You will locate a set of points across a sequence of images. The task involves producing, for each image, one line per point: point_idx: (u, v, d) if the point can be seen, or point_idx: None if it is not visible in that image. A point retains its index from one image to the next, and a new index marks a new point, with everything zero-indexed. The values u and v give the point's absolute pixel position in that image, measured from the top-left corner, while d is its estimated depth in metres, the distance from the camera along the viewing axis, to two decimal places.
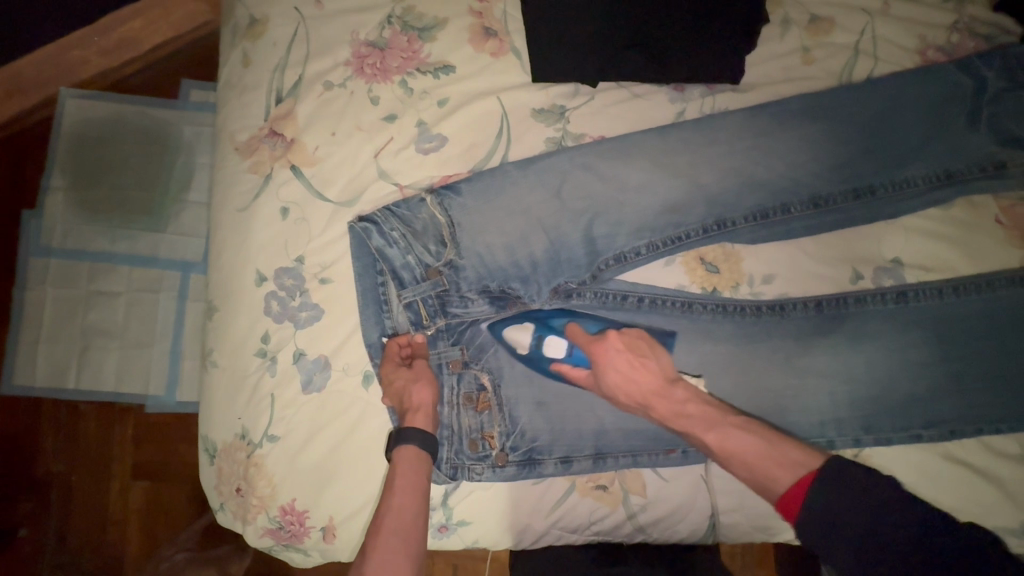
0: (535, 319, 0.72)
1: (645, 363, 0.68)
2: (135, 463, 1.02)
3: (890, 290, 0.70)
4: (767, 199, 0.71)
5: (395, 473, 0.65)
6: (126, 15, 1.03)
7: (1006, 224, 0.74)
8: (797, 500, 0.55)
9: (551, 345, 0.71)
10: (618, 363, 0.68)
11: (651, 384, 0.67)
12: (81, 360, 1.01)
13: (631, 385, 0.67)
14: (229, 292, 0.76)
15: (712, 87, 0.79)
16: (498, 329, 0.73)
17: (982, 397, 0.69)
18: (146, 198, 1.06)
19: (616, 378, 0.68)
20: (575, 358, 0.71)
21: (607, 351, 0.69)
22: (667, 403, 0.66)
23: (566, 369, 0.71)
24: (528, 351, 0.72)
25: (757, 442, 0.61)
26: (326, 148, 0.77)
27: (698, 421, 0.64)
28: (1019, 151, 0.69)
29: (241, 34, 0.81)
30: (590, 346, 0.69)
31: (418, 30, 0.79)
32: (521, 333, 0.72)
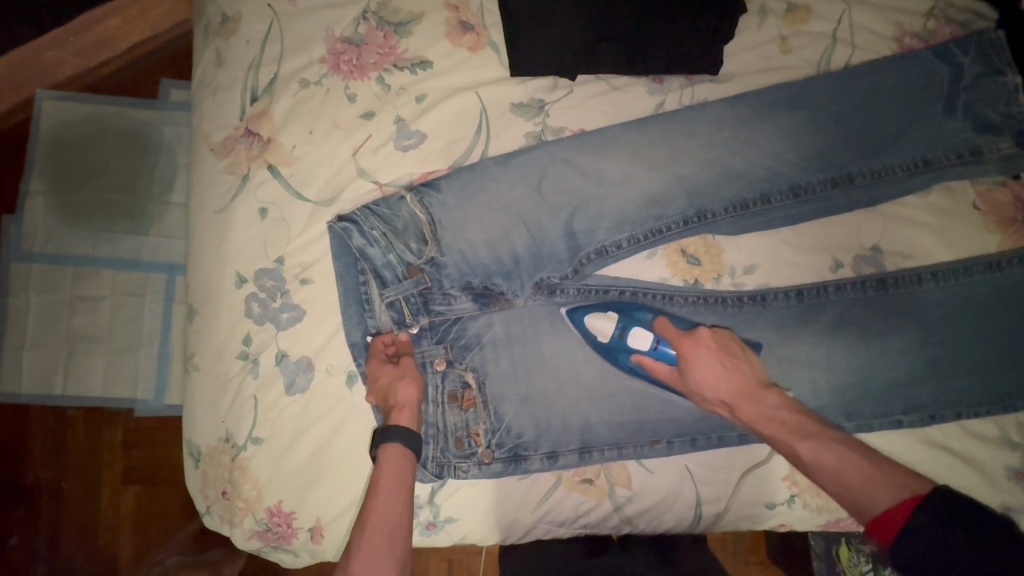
0: (619, 310, 0.71)
1: (737, 364, 0.67)
2: (126, 468, 1.01)
3: (869, 278, 0.71)
4: (747, 190, 0.71)
5: (383, 471, 0.65)
6: (102, 15, 1.02)
7: (983, 209, 0.75)
8: (896, 520, 0.53)
9: (637, 337, 0.69)
10: (710, 361, 0.66)
11: (742, 385, 0.65)
12: (67, 366, 1.00)
13: (721, 384, 0.65)
14: (209, 295, 0.76)
15: (691, 78, 0.79)
16: (578, 317, 0.73)
17: (961, 381, 0.70)
18: (127, 200, 1.04)
19: (703, 376, 0.66)
20: (659, 353, 0.69)
21: (700, 349, 0.67)
22: (756, 407, 0.64)
23: (648, 362, 0.69)
24: (608, 340, 0.71)
25: (855, 458, 0.59)
26: (303, 147, 0.76)
27: (791, 429, 0.62)
28: (994, 137, 0.69)
29: (213, 32, 0.80)
30: (681, 342, 0.68)
31: (394, 26, 0.78)
32: (605, 321, 0.70)
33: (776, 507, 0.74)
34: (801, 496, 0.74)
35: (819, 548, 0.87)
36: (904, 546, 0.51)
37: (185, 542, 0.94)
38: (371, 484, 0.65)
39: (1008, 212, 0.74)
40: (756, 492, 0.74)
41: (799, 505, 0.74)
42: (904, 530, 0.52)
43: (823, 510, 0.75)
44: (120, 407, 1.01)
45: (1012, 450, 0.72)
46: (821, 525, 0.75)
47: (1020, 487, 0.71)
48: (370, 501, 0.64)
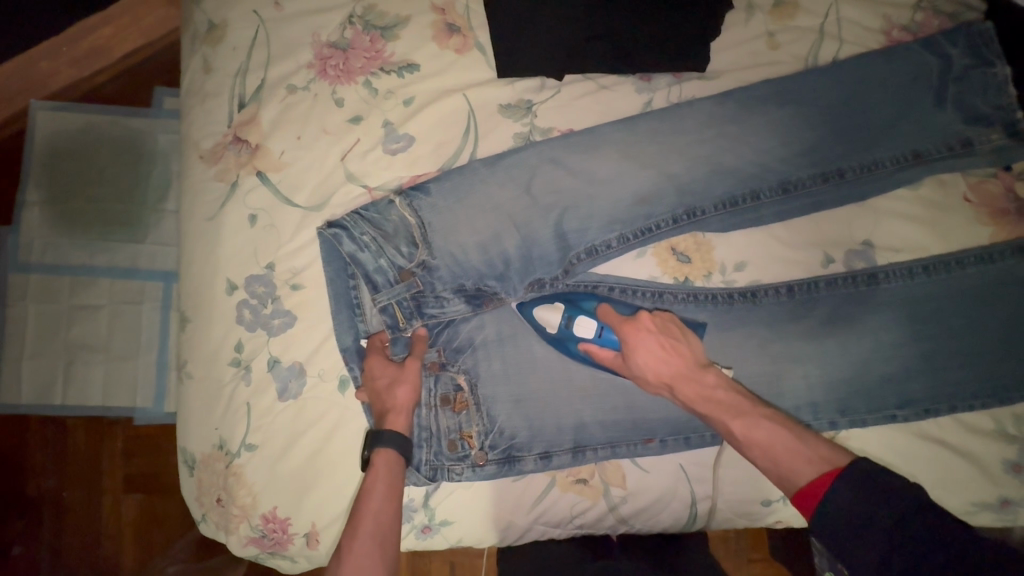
0: (566, 301, 0.72)
1: (677, 346, 0.66)
2: (127, 476, 1.01)
3: (860, 273, 0.71)
4: (737, 186, 0.71)
5: (372, 478, 0.65)
6: (95, 24, 1.02)
7: (974, 201, 0.75)
8: (815, 493, 0.53)
9: (582, 325, 0.69)
10: (648, 343, 0.66)
11: (681, 365, 0.65)
12: (66, 376, 1.00)
13: (660, 365, 0.65)
14: (200, 302, 0.75)
15: (679, 75, 0.79)
16: (528, 310, 0.72)
17: (957, 375, 0.70)
18: (123, 209, 1.04)
19: (643, 358, 0.65)
20: (605, 340, 0.69)
21: (639, 332, 0.66)
22: (695, 388, 0.64)
23: (594, 349, 0.70)
24: (557, 330, 0.71)
25: (784, 434, 0.59)
26: (292, 152, 0.76)
27: (727, 409, 0.62)
28: (984, 128, 0.69)
29: (200, 39, 0.80)
30: (622, 326, 0.67)
31: (381, 29, 0.78)
32: (552, 313, 0.71)
33: (772, 504, 0.73)
34: None
35: None
36: (829, 516, 0.51)
37: (188, 549, 0.93)
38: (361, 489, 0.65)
39: (1000, 204, 0.74)
40: (751, 489, 0.74)
41: (795, 501, 0.74)
42: (826, 500, 0.52)
43: None
44: (119, 416, 1.01)
45: (1009, 442, 0.72)
46: None
47: (1016, 479, 0.71)
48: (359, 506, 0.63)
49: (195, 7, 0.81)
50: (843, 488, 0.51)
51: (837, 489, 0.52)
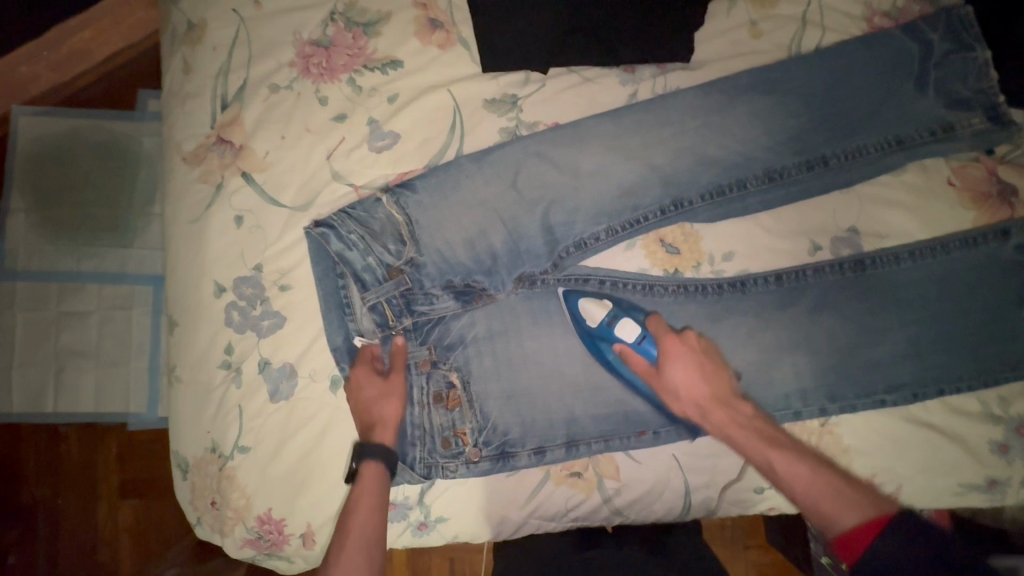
0: (617, 301, 0.74)
1: (716, 371, 0.70)
2: (122, 481, 1.00)
3: (846, 259, 0.71)
4: (722, 176, 0.71)
5: (362, 489, 0.66)
6: (73, 26, 0.99)
7: (958, 185, 0.75)
8: (861, 540, 0.53)
9: (623, 327, 0.72)
10: (688, 364, 0.70)
11: (718, 391, 0.69)
12: (57, 383, 0.99)
13: (697, 386, 0.69)
14: (188, 305, 0.75)
15: (662, 67, 0.79)
16: (572, 300, 0.74)
17: (943, 359, 0.71)
18: (109, 213, 1.03)
19: (679, 378, 0.70)
20: (643, 348, 0.72)
21: (680, 351, 0.71)
22: (728, 414, 0.68)
23: (629, 354, 0.72)
24: (596, 325, 0.73)
25: (821, 470, 0.61)
26: (276, 152, 0.76)
27: (762, 436, 0.65)
28: (966, 113, 0.69)
29: (180, 40, 0.79)
30: (664, 338, 0.71)
31: (363, 26, 0.78)
32: (597, 307, 0.73)
33: (764, 491, 0.74)
34: None
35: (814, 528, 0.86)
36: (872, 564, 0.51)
37: (187, 552, 0.92)
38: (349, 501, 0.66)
39: (983, 188, 0.75)
40: (743, 477, 0.74)
41: None
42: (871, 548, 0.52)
43: None
44: (113, 422, 1.00)
45: (995, 423, 0.73)
46: None
47: (1003, 460, 0.72)
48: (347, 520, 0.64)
49: (173, 7, 0.80)
50: (894, 541, 0.50)
51: (885, 537, 0.51)
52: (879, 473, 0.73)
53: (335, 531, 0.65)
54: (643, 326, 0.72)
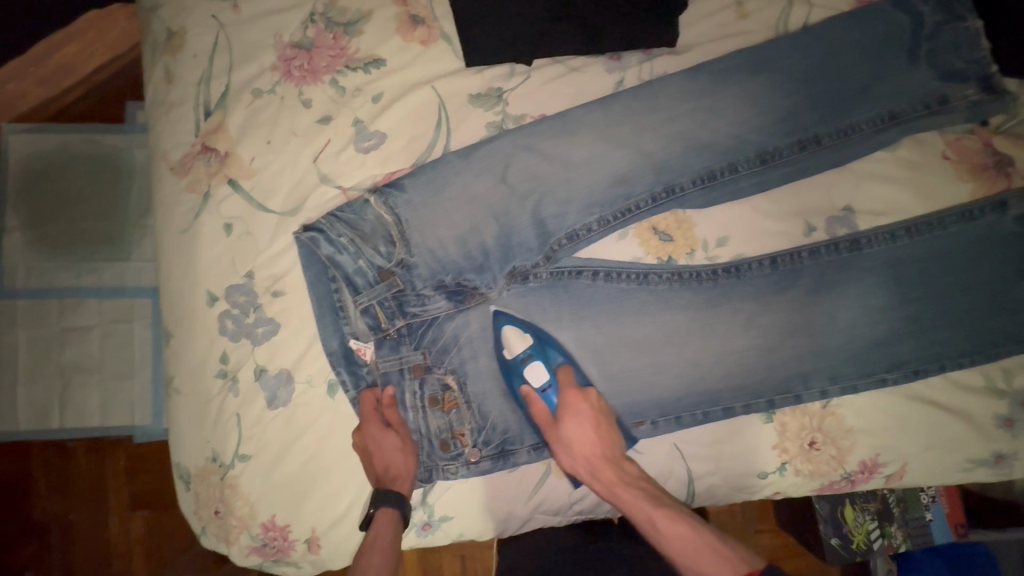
0: (535, 338, 0.72)
1: (609, 431, 0.70)
2: (134, 494, 1.01)
3: (842, 239, 0.70)
4: (714, 160, 0.70)
5: (376, 532, 0.66)
6: (60, 39, 0.95)
7: (953, 158, 0.74)
8: None
9: (534, 369, 0.70)
10: (585, 421, 0.69)
11: (609, 451, 0.69)
12: (62, 399, 0.99)
13: (590, 445, 0.69)
14: (182, 316, 0.75)
15: (649, 52, 0.78)
16: (499, 322, 0.73)
17: (943, 335, 0.70)
18: (105, 226, 1.03)
19: (574, 434, 0.69)
20: (548, 396, 0.70)
21: (578, 409, 0.69)
22: (617, 475, 0.68)
23: (534, 399, 0.70)
24: (511, 359, 0.71)
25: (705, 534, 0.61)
26: (262, 158, 0.75)
27: (648, 497, 0.66)
28: (960, 84, 0.68)
29: (160, 49, 0.78)
30: (569, 390, 0.70)
31: (344, 26, 0.77)
32: (518, 340, 0.71)
33: (768, 476, 0.73)
34: (793, 462, 0.73)
35: (824, 512, 0.87)
36: None
37: None
38: (362, 547, 0.65)
39: (979, 159, 0.73)
40: (748, 462, 0.74)
41: (792, 472, 0.73)
42: None
43: (816, 475, 0.73)
44: (120, 435, 1.01)
45: (999, 397, 0.72)
46: (815, 490, 0.75)
47: (1009, 434, 0.71)
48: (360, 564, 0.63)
49: (151, 15, 0.79)
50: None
51: None
52: (883, 453, 0.73)
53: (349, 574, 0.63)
54: (553, 372, 0.71)
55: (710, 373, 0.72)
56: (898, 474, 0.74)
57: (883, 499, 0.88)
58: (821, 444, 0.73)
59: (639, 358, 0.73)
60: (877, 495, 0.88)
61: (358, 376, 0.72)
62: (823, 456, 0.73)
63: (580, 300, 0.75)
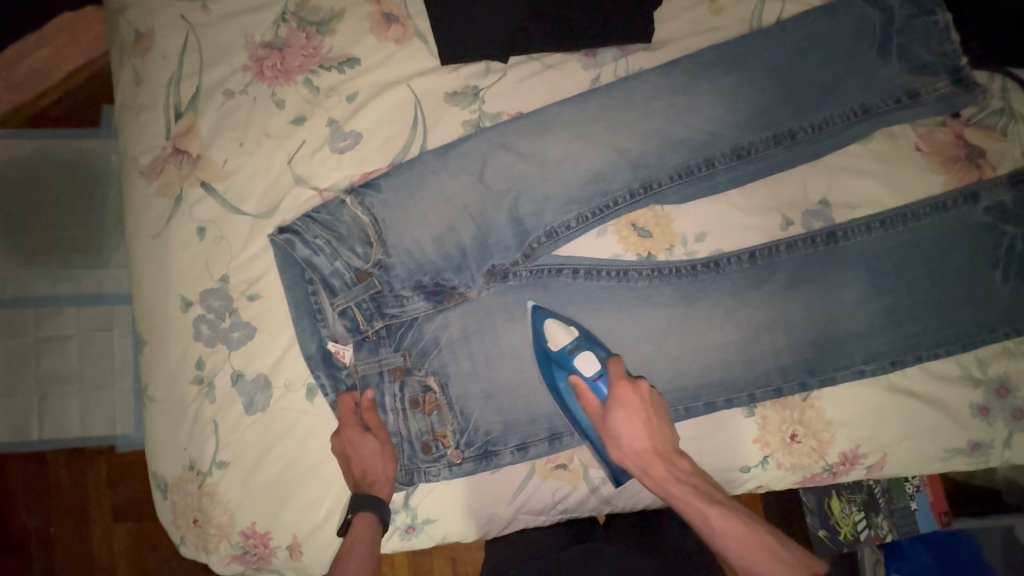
0: (581, 330, 0.70)
1: (661, 424, 0.67)
2: (116, 506, 0.99)
3: (819, 233, 0.71)
4: (690, 156, 0.70)
5: (355, 537, 0.65)
6: (28, 45, 0.90)
7: (926, 150, 0.75)
8: None
9: (584, 359, 0.68)
10: (636, 413, 0.66)
11: (661, 445, 0.67)
12: (40, 411, 0.97)
13: (641, 439, 0.66)
14: (156, 322, 0.73)
15: (624, 49, 0.77)
16: (540, 316, 0.71)
17: (919, 326, 0.70)
18: (80, 232, 1.01)
19: (624, 427, 0.66)
20: (597, 386, 0.68)
21: (629, 402, 0.66)
22: (670, 470, 0.66)
23: (582, 389, 0.68)
24: (558, 349, 0.69)
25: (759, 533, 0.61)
26: (235, 160, 0.74)
27: (701, 494, 0.64)
28: (930, 77, 0.69)
29: (128, 51, 0.76)
30: (619, 382, 0.67)
31: (316, 25, 0.76)
32: (563, 332, 0.69)
33: (750, 470, 0.73)
34: (774, 456, 0.73)
35: (810, 504, 0.93)
36: None
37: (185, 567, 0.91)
38: (339, 550, 0.65)
39: (951, 151, 0.74)
40: (730, 457, 0.74)
41: (773, 465, 0.74)
42: None
43: (798, 468, 0.73)
44: (100, 446, 0.99)
45: (975, 386, 0.73)
46: (798, 483, 0.75)
47: (985, 422, 0.72)
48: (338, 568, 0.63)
49: (119, 16, 0.77)
50: None
51: None
52: (863, 444, 0.73)
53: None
54: (602, 364, 0.69)
55: (690, 369, 0.72)
56: (879, 464, 0.74)
57: (869, 490, 0.89)
58: (802, 437, 0.73)
59: (620, 355, 0.73)
60: (863, 487, 0.89)
61: (338, 379, 0.72)
62: (804, 449, 0.73)
63: (560, 298, 0.74)
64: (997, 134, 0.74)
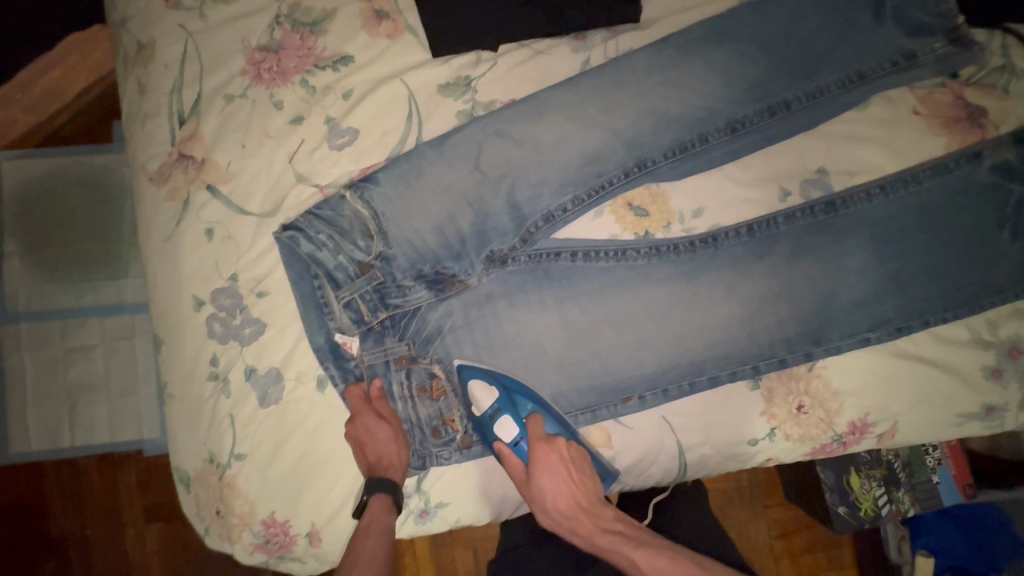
0: (503, 390, 0.72)
1: (582, 479, 0.70)
2: (146, 507, 1.02)
3: (817, 202, 0.70)
4: (683, 132, 0.70)
5: (372, 516, 0.67)
6: (43, 66, 0.93)
7: (925, 113, 0.74)
8: None
9: (504, 425, 0.70)
10: (558, 473, 0.69)
11: (584, 499, 0.69)
12: (72, 418, 1.01)
13: (565, 496, 0.69)
14: (171, 323, 0.76)
15: (613, 29, 0.78)
16: (465, 375, 0.72)
17: (925, 291, 0.70)
18: (101, 245, 1.04)
19: (549, 487, 0.69)
20: (519, 448, 0.71)
21: (549, 462, 0.69)
22: (595, 522, 0.68)
23: (506, 453, 0.70)
24: (480, 415, 0.71)
25: (686, 562, 0.62)
26: (238, 162, 0.76)
27: (627, 539, 0.66)
28: (927, 38, 0.68)
29: (131, 62, 0.79)
30: (537, 443, 0.69)
31: (309, 26, 0.78)
32: (484, 394, 0.70)
33: (759, 442, 0.73)
34: (782, 428, 0.73)
35: (830, 481, 0.88)
36: None
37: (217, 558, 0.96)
38: (356, 530, 0.67)
39: (951, 112, 0.73)
40: (738, 430, 0.74)
41: (781, 437, 0.74)
42: None
43: (807, 438, 0.73)
44: (129, 450, 1.02)
45: (986, 349, 0.72)
46: (807, 455, 0.75)
47: (998, 386, 0.71)
48: (357, 541, 0.65)
49: (122, 30, 0.80)
50: None
51: None
52: (873, 412, 0.73)
53: (344, 553, 0.65)
54: (522, 424, 0.71)
55: (692, 344, 0.72)
56: (890, 432, 0.74)
57: (888, 464, 0.87)
58: (809, 407, 0.73)
59: (622, 335, 0.74)
60: (883, 461, 0.87)
61: (346, 370, 0.73)
62: (811, 419, 0.73)
63: (560, 281, 0.75)
64: (999, 92, 0.73)
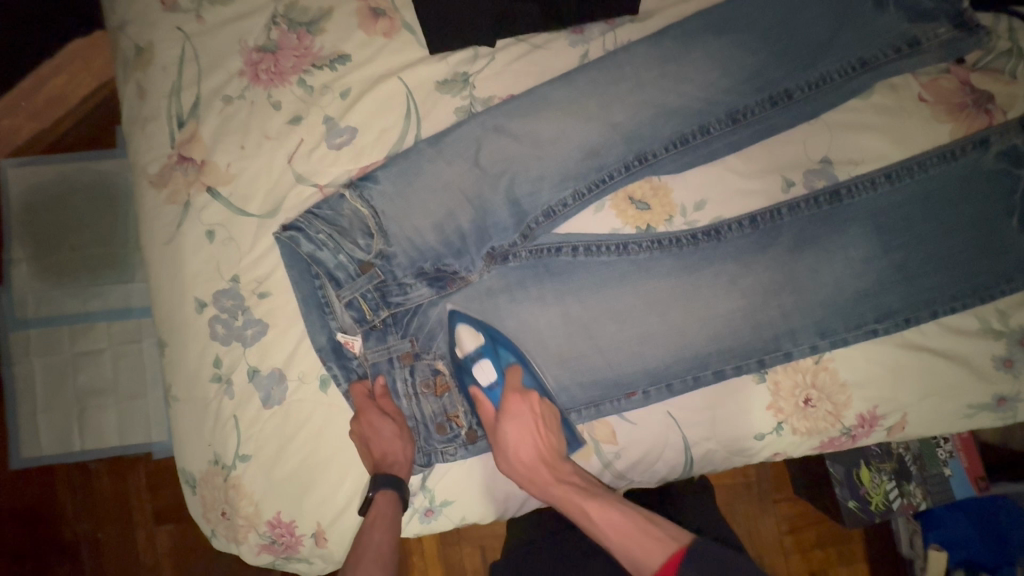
0: (489, 340, 0.73)
1: (547, 433, 0.70)
2: (158, 508, 1.03)
3: (822, 192, 0.69)
4: (684, 124, 0.70)
5: (376, 510, 0.67)
6: (47, 71, 0.94)
7: (930, 100, 0.73)
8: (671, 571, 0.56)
9: (482, 368, 0.72)
10: (525, 424, 0.70)
11: (546, 453, 0.69)
12: (81, 423, 1.02)
13: (528, 446, 0.69)
14: (174, 325, 0.76)
15: (611, 22, 0.77)
16: (454, 320, 0.74)
17: (933, 280, 0.69)
18: (107, 250, 1.05)
19: (513, 437, 0.69)
20: (493, 395, 0.72)
21: (518, 409, 0.70)
22: (553, 474, 0.68)
23: (481, 398, 0.72)
24: (463, 357, 0.72)
25: (635, 515, 0.62)
26: (238, 163, 0.76)
27: (581, 491, 0.66)
28: (930, 23, 0.67)
29: (129, 66, 0.79)
30: (511, 392, 0.71)
31: (306, 26, 0.78)
32: (470, 338, 0.72)
33: (765, 436, 0.72)
34: (789, 422, 0.72)
35: (840, 476, 0.86)
36: None
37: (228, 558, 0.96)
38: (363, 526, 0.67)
39: (956, 99, 0.72)
40: (743, 424, 0.73)
41: (789, 431, 0.73)
42: None
43: (814, 432, 0.73)
44: (138, 453, 1.03)
45: (997, 338, 0.70)
46: (814, 448, 0.74)
47: (1010, 375, 0.70)
48: (362, 539, 0.65)
49: (119, 33, 0.80)
50: None
51: None
52: (881, 404, 0.72)
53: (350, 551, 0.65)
54: (500, 372, 0.72)
55: (696, 339, 0.72)
56: (900, 425, 0.73)
57: (899, 458, 0.86)
58: (816, 401, 0.72)
59: (624, 329, 0.73)
60: (893, 454, 0.86)
61: (349, 368, 0.73)
62: (819, 413, 0.72)
63: (562, 276, 0.74)
64: (1006, 77, 0.71)
